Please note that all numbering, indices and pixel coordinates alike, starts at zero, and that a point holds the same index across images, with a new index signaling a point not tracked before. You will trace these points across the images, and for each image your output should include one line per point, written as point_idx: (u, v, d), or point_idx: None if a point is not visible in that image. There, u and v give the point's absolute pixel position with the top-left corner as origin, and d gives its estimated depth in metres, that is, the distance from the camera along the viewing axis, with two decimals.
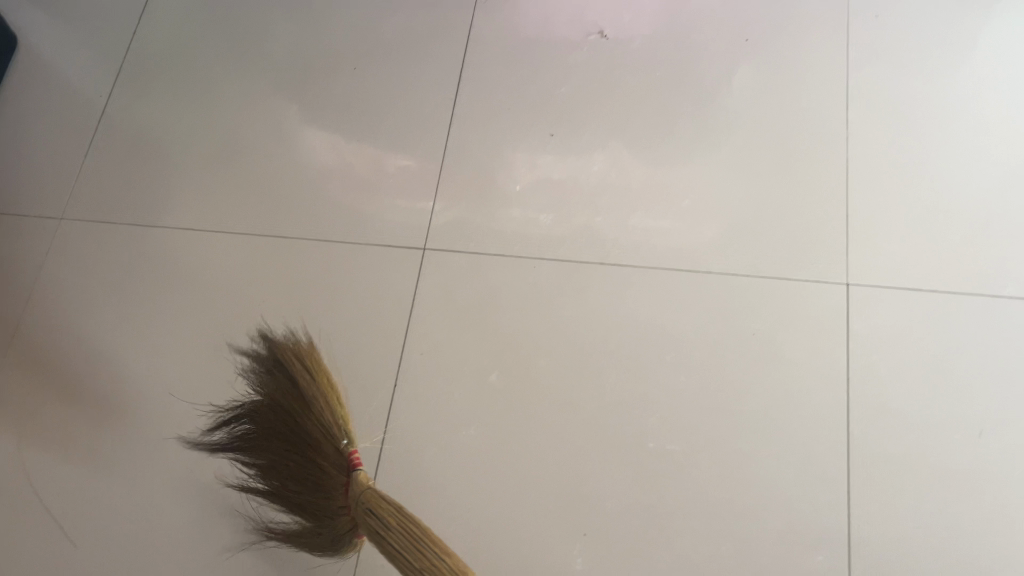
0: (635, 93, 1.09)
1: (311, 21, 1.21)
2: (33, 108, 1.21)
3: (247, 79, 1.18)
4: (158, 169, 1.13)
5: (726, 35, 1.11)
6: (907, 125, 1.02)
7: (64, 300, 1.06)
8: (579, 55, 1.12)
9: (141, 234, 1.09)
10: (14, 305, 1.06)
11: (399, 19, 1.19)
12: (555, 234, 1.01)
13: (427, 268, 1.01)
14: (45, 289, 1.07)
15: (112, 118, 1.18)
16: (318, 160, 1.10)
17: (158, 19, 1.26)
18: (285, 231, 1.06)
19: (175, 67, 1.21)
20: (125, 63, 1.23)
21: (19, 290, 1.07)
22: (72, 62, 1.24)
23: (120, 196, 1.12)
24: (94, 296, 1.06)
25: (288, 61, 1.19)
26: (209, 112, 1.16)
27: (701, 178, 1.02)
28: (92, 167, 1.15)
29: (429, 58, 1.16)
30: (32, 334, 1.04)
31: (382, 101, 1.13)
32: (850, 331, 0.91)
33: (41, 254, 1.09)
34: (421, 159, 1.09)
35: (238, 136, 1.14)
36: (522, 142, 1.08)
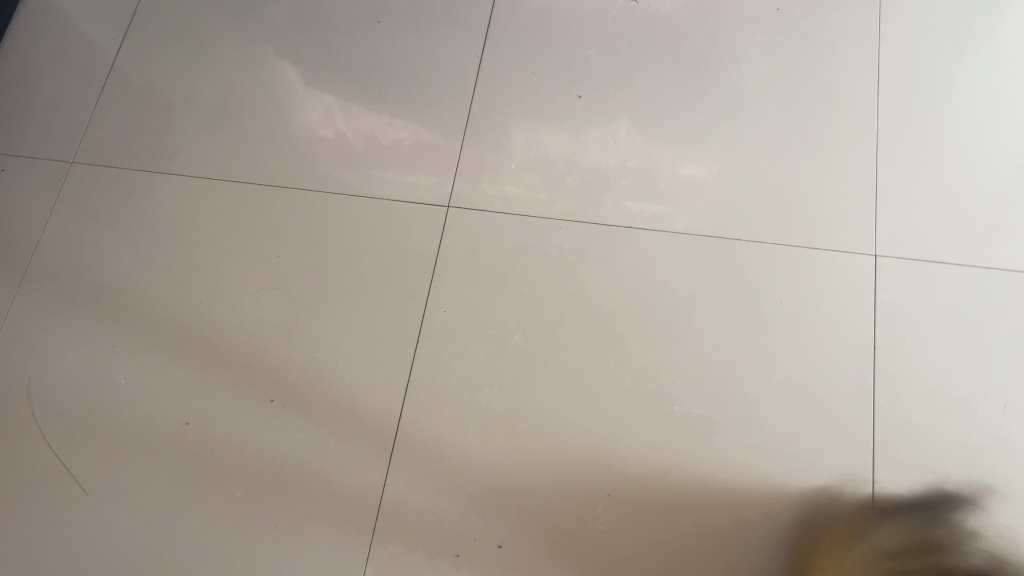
0: (663, 60, 1.08)
1: None
2: (42, 51, 1.17)
3: (265, 30, 1.16)
4: (170, 116, 1.11)
5: (757, 5, 1.09)
6: (934, 101, 1.02)
7: (73, 245, 1.03)
8: (606, 20, 1.11)
9: (153, 182, 1.06)
10: (22, 249, 1.04)
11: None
12: (581, 197, 1.00)
13: (450, 226, 1.00)
14: (54, 235, 1.04)
15: (125, 64, 1.15)
16: (339, 113, 1.08)
17: None
18: (304, 184, 1.04)
19: (192, 15, 1.18)
20: (139, 8, 1.20)
21: (28, 234, 1.04)
22: (84, 7, 1.20)
23: (133, 142, 1.09)
24: (105, 243, 1.03)
25: (308, 13, 1.16)
26: (225, 60, 1.14)
27: (730, 147, 1.01)
28: (103, 112, 1.12)
29: (453, 15, 1.14)
30: (40, 280, 1.02)
31: (406, 58, 1.11)
32: (877, 303, 0.91)
33: (49, 199, 1.06)
34: (446, 118, 1.07)
35: (257, 87, 1.11)
36: (549, 104, 1.07)
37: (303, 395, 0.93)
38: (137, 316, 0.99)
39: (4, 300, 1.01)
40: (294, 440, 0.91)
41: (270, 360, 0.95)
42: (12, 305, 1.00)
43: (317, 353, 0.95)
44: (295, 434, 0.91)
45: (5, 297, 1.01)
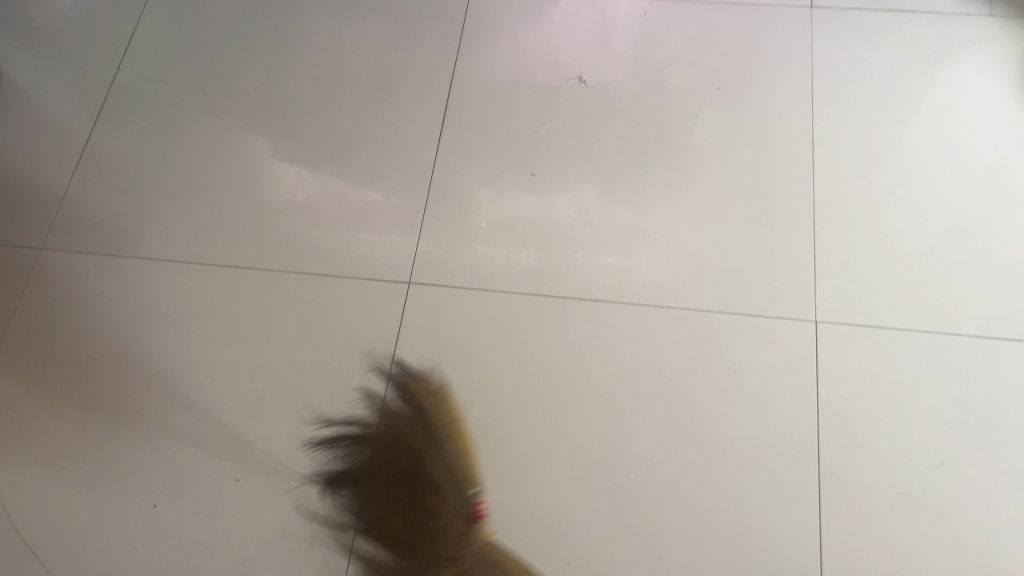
0: (612, 138, 1.13)
1: (296, 58, 1.24)
2: (14, 138, 1.21)
3: (231, 114, 1.20)
4: (139, 200, 1.14)
5: (699, 85, 1.16)
6: (869, 171, 1.07)
7: (44, 330, 1.06)
8: (557, 100, 1.16)
9: (122, 264, 1.09)
10: None
11: (383, 57, 1.22)
12: (538, 270, 1.04)
13: (412, 301, 1.03)
14: (25, 320, 1.06)
15: (95, 150, 1.19)
16: (304, 192, 1.12)
17: (142, 54, 1.27)
18: (270, 263, 1.08)
19: (160, 100, 1.22)
20: (110, 96, 1.24)
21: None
22: (56, 96, 1.24)
23: (102, 226, 1.12)
24: (74, 326, 1.06)
25: (273, 96, 1.21)
26: (192, 145, 1.18)
27: (677, 220, 1.06)
28: (74, 198, 1.15)
29: (413, 96, 1.19)
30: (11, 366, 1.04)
31: (366, 137, 1.16)
32: (820, 366, 0.96)
33: (20, 284, 1.09)
34: (406, 194, 1.11)
35: (223, 169, 1.15)
36: (506, 180, 1.11)
37: (269, 471, 0.95)
38: (105, 397, 1.01)
39: None
40: (260, 516, 0.92)
41: (236, 437, 0.97)
42: None
43: (284, 430, 0.97)
44: (263, 510, 0.93)
45: None
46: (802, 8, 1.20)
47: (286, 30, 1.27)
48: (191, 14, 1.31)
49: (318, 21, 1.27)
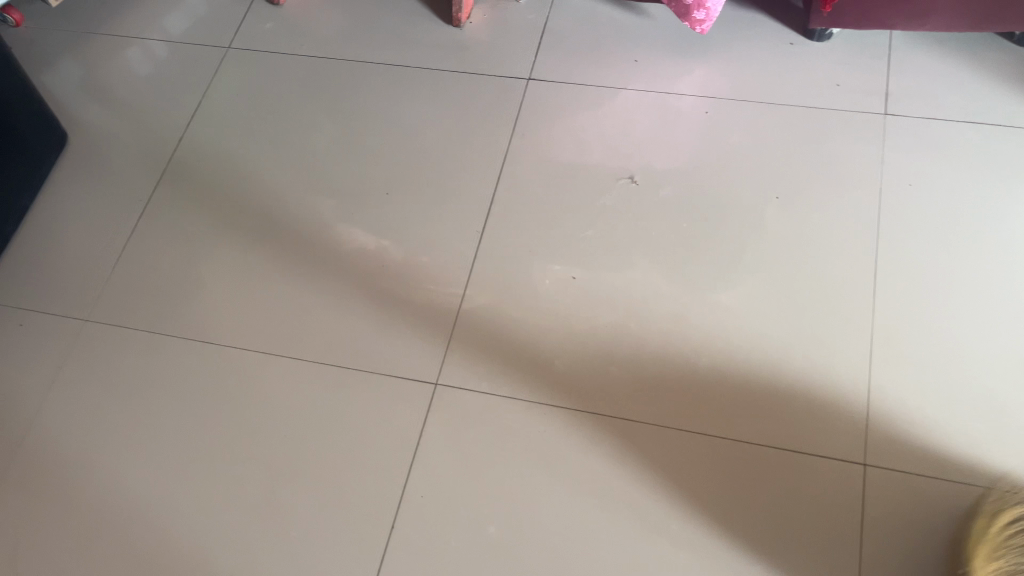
0: (659, 245, 1.07)
1: (349, 140, 1.24)
2: (76, 205, 1.24)
3: (280, 194, 1.20)
4: (184, 277, 1.15)
5: (757, 193, 1.09)
6: (935, 299, 0.99)
7: (78, 404, 1.07)
8: (605, 199, 1.12)
9: (160, 343, 1.10)
10: (30, 402, 1.07)
11: (435, 144, 1.21)
12: (568, 381, 0.99)
13: (437, 404, 1.00)
14: (62, 391, 1.08)
15: (149, 222, 1.21)
16: (342, 281, 1.11)
17: (205, 127, 1.30)
18: (301, 354, 1.06)
19: (216, 176, 1.24)
20: (169, 168, 1.26)
21: (37, 387, 1.08)
22: (119, 164, 1.28)
23: (146, 301, 1.14)
24: (107, 402, 1.06)
25: (324, 179, 1.21)
26: (240, 224, 1.18)
27: (720, 339, 0.99)
28: (123, 270, 1.17)
29: (460, 185, 1.17)
30: (39, 438, 1.04)
31: (409, 228, 1.14)
32: (866, 517, 0.87)
33: (63, 354, 1.11)
34: (443, 290, 1.08)
35: (267, 252, 1.15)
36: (545, 281, 1.07)
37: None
38: (127, 479, 1.00)
39: (6, 453, 1.03)
40: None
41: (248, 535, 0.95)
42: (12, 459, 1.03)
43: (294, 531, 0.95)
44: None
45: (7, 449, 1.03)
46: (876, 113, 1.12)
47: (343, 110, 1.27)
48: (254, 88, 1.32)
49: (375, 103, 1.27)
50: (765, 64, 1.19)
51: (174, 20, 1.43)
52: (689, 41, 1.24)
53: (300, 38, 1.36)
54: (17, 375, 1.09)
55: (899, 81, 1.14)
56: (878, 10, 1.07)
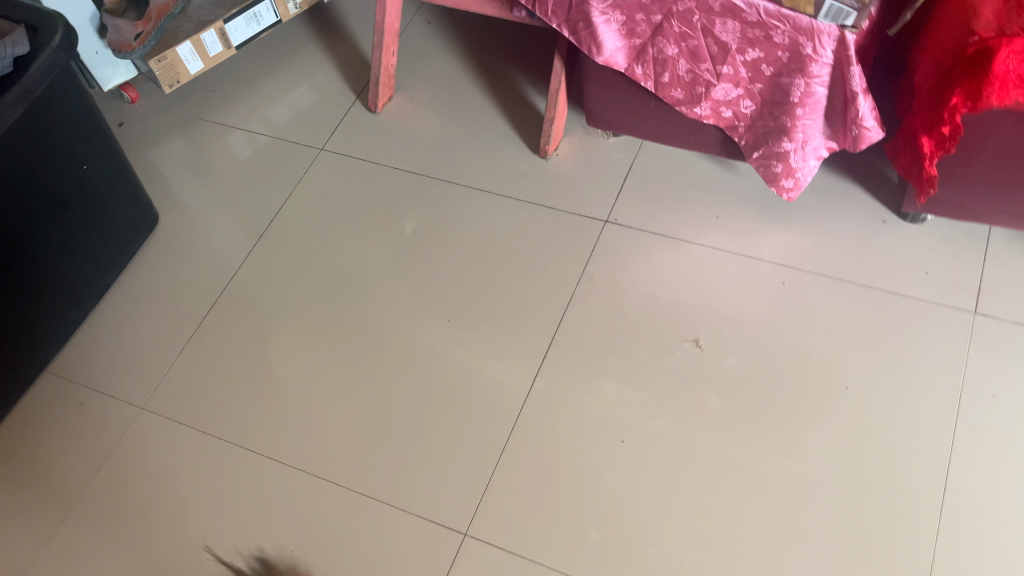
0: (716, 419, 1.03)
1: (420, 259, 1.24)
2: (154, 286, 1.28)
3: (346, 306, 1.21)
4: (240, 376, 1.16)
5: (827, 378, 1.04)
6: (1011, 531, 0.91)
7: (117, 492, 1.07)
8: (666, 360, 1.09)
9: (206, 441, 1.11)
10: (75, 483, 1.09)
11: (504, 275, 1.20)
12: (602, 554, 0.95)
13: (464, 555, 0.97)
14: (106, 475, 1.09)
15: (217, 313, 1.23)
16: (390, 407, 1.10)
17: (286, 225, 1.33)
18: (338, 477, 1.05)
19: (287, 277, 1.26)
20: (246, 262, 1.29)
21: (84, 469, 1.10)
22: (201, 251, 1.31)
23: (200, 395, 1.15)
24: (145, 496, 1.07)
25: (390, 295, 1.21)
26: (302, 329, 1.20)
27: (768, 536, 0.94)
28: (185, 359, 1.19)
29: (522, 321, 1.15)
30: (73, 525, 1.05)
31: (463, 360, 1.13)
32: None
33: (114, 437, 1.12)
34: (487, 431, 1.06)
35: (323, 362, 1.16)
36: (593, 439, 1.03)
37: None
38: None
39: (43, 533, 1.05)
40: None
41: None
42: (47, 541, 1.04)
43: None
44: None
45: (45, 530, 1.05)
46: (965, 310, 1.06)
47: (417, 223, 1.29)
48: (338, 193, 1.35)
49: (452, 224, 1.27)
50: (854, 241, 1.15)
51: (276, 114, 1.49)
52: (775, 203, 1.21)
53: (390, 147, 1.39)
54: (69, 453, 1.11)
55: (994, 278, 1.09)
56: (977, 204, 1.03)
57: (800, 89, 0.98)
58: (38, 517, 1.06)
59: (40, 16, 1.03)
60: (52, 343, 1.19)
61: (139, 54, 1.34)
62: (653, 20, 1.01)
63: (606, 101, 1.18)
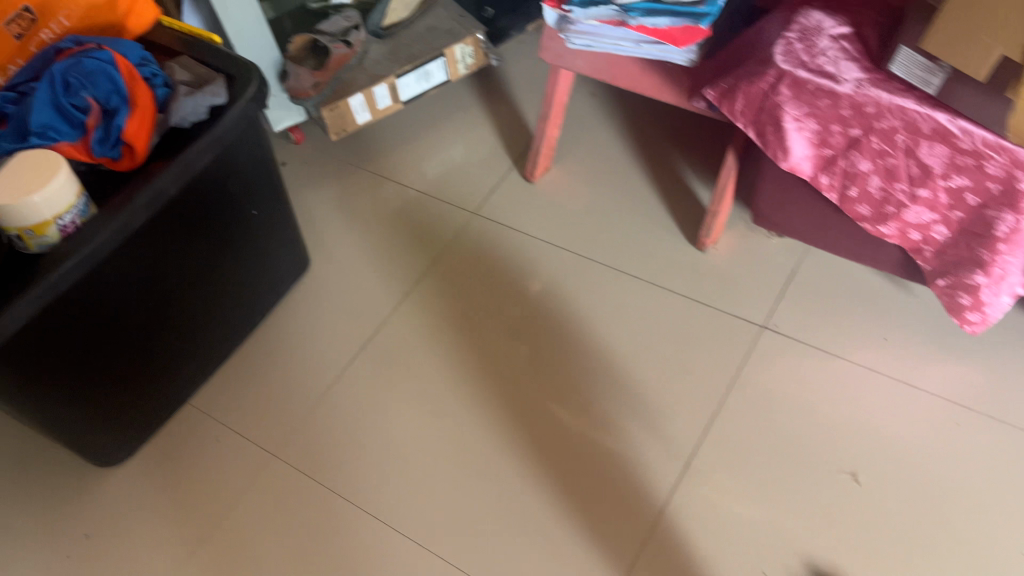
0: (875, 564, 0.97)
1: (560, 340, 1.22)
2: (298, 328, 1.30)
3: (481, 377, 1.20)
4: (374, 433, 1.16)
5: (1002, 542, 0.97)
6: None
7: (242, 535, 1.09)
8: (823, 489, 1.03)
9: (333, 497, 1.11)
10: (205, 518, 1.11)
11: (652, 366, 1.17)
12: None
13: None
14: (234, 516, 1.10)
15: (358, 366, 1.24)
16: (520, 492, 1.07)
17: (433, 283, 1.33)
18: (461, 557, 1.03)
19: (430, 338, 1.26)
20: (391, 316, 1.30)
21: (214, 506, 1.12)
22: (346, 299, 1.33)
23: (333, 448, 1.16)
24: (269, 542, 1.08)
25: (532, 370, 1.19)
26: (440, 393, 1.19)
27: None
28: (323, 408, 1.20)
29: (662, 421, 1.11)
30: (197, 560, 1.07)
31: (601, 451, 1.09)
32: None
33: (246, 476, 1.14)
34: (623, 535, 1.02)
35: (458, 431, 1.15)
36: (736, 563, 0.98)
37: None
38: None
39: (168, 563, 1.07)
40: None
41: None
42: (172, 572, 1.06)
43: None
44: None
45: (172, 560, 1.07)
46: None
47: (559, 293, 1.28)
48: (485, 260, 1.35)
49: (596, 308, 1.25)
50: None
51: (432, 169, 1.51)
52: (951, 335, 1.15)
53: (541, 220, 1.38)
54: (201, 487, 1.14)
55: None
56: None
57: (1008, 225, 0.89)
58: (166, 547, 1.09)
59: (238, 68, 1.07)
60: (197, 375, 1.22)
61: (314, 102, 1.38)
62: (850, 134, 0.96)
63: (779, 202, 1.13)
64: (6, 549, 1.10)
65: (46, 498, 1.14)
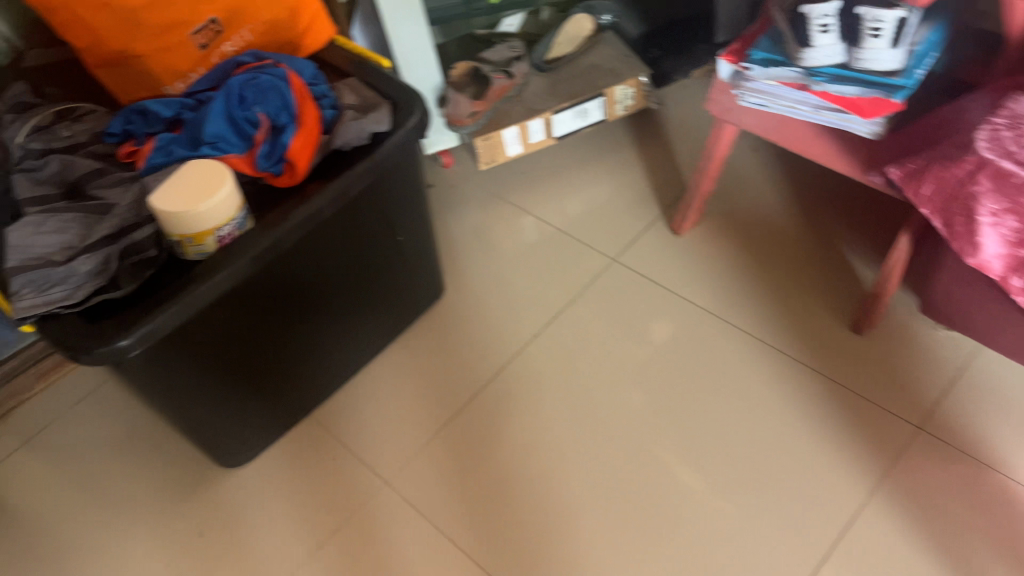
0: None
1: (691, 410, 1.19)
2: (430, 350, 1.32)
3: (606, 435, 1.18)
4: (496, 468, 1.17)
5: None
6: None
7: (359, 549, 1.11)
8: None
9: (449, 525, 1.12)
10: (326, 526, 1.14)
11: (793, 446, 1.13)
12: None
13: None
14: (354, 530, 1.13)
15: (486, 398, 1.25)
16: (643, 552, 1.06)
17: (569, 323, 1.32)
18: None
19: (560, 381, 1.25)
20: (523, 351, 1.30)
21: (335, 515, 1.15)
22: (480, 328, 1.34)
23: (455, 477, 1.17)
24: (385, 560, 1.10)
25: (665, 429, 1.18)
26: (566, 437, 1.19)
27: None
28: (448, 435, 1.21)
29: (795, 511, 1.07)
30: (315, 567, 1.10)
31: (733, 526, 1.07)
32: None
33: (370, 490, 1.17)
34: None
35: (583, 480, 1.14)
36: None
37: None
38: None
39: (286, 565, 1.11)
40: None
41: None
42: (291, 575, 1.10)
43: None
44: None
45: (289, 562, 1.11)
46: None
47: (700, 354, 1.25)
48: (621, 311, 1.32)
49: (733, 382, 1.21)
50: None
51: (577, 204, 1.49)
52: None
53: (686, 274, 1.35)
54: (324, 494, 1.18)
55: None
56: None
57: None
58: (285, 550, 1.12)
59: (403, 94, 1.08)
60: (329, 384, 1.26)
61: (468, 130, 1.37)
62: None
63: (954, 292, 1.04)
64: (144, 530, 1.17)
65: (179, 488, 1.21)
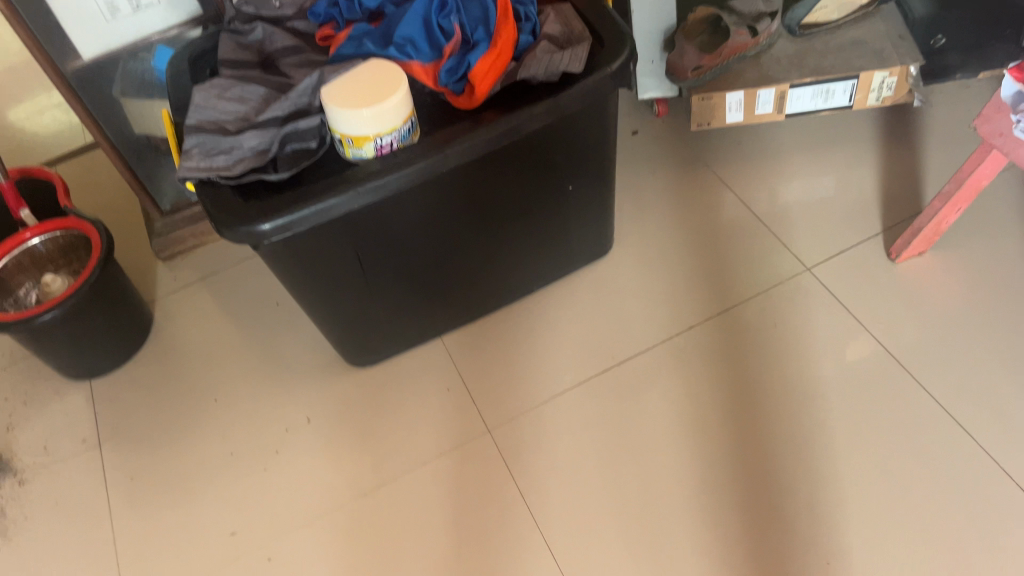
0: None
1: (841, 466, 1.03)
2: (581, 305, 1.25)
3: (735, 458, 1.06)
4: (610, 448, 1.09)
5: None
6: None
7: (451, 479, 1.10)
8: None
9: (544, 488, 1.07)
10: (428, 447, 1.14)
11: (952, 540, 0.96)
12: None
13: None
14: (451, 458, 1.12)
15: (622, 373, 1.16)
16: None
17: (738, 321, 1.19)
18: None
19: (705, 380, 1.14)
20: (677, 335, 1.19)
21: (439, 439, 1.14)
22: (640, 297, 1.24)
23: (565, 442, 1.11)
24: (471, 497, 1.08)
25: (805, 469, 1.04)
26: (693, 443, 1.08)
27: None
28: (571, 398, 1.15)
29: None
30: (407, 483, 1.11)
31: None
32: None
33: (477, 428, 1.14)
34: None
35: (695, 492, 1.04)
36: None
37: None
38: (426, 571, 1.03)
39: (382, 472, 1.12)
40: None
41: None
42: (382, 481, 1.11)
43: None
44: None
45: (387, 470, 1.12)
46: None
47: (876, 400, 1.08)
48: (798, 329, 1.16)
49: (903, 451, 1.03)
50: None
51: (793, 192, 1.32)
52: None
53: (890, 305, 1.16)
54: (435, 416, 1.16)
55: None
56: None
57: None
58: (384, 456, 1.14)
59: (614, 35, 0.96)
60: (471, 311, 1.23)
61: (688, 84, 1.24)
62: None
63: None
64: (270, 392, 1.23)
65: (309, 367, 1.25)
